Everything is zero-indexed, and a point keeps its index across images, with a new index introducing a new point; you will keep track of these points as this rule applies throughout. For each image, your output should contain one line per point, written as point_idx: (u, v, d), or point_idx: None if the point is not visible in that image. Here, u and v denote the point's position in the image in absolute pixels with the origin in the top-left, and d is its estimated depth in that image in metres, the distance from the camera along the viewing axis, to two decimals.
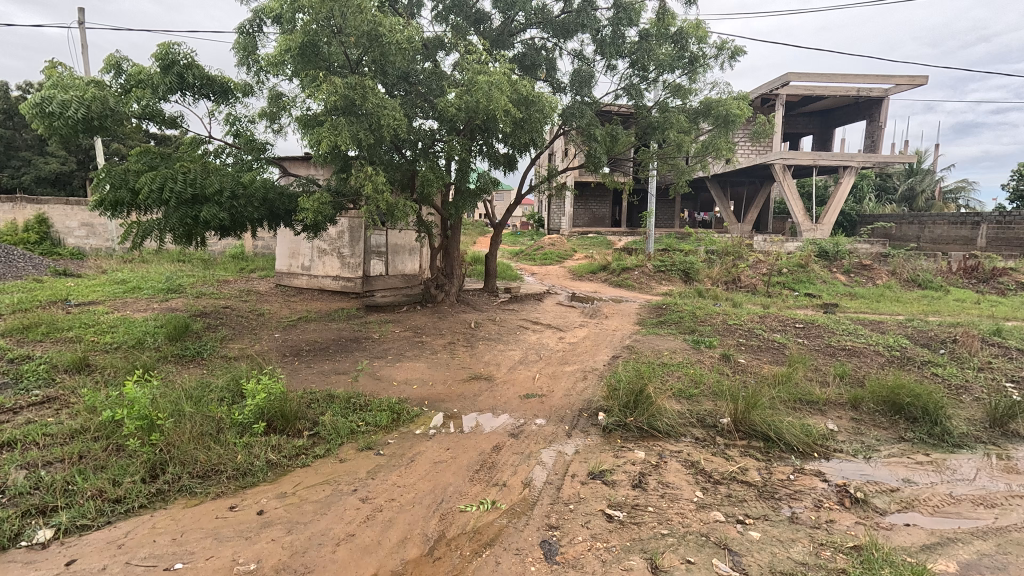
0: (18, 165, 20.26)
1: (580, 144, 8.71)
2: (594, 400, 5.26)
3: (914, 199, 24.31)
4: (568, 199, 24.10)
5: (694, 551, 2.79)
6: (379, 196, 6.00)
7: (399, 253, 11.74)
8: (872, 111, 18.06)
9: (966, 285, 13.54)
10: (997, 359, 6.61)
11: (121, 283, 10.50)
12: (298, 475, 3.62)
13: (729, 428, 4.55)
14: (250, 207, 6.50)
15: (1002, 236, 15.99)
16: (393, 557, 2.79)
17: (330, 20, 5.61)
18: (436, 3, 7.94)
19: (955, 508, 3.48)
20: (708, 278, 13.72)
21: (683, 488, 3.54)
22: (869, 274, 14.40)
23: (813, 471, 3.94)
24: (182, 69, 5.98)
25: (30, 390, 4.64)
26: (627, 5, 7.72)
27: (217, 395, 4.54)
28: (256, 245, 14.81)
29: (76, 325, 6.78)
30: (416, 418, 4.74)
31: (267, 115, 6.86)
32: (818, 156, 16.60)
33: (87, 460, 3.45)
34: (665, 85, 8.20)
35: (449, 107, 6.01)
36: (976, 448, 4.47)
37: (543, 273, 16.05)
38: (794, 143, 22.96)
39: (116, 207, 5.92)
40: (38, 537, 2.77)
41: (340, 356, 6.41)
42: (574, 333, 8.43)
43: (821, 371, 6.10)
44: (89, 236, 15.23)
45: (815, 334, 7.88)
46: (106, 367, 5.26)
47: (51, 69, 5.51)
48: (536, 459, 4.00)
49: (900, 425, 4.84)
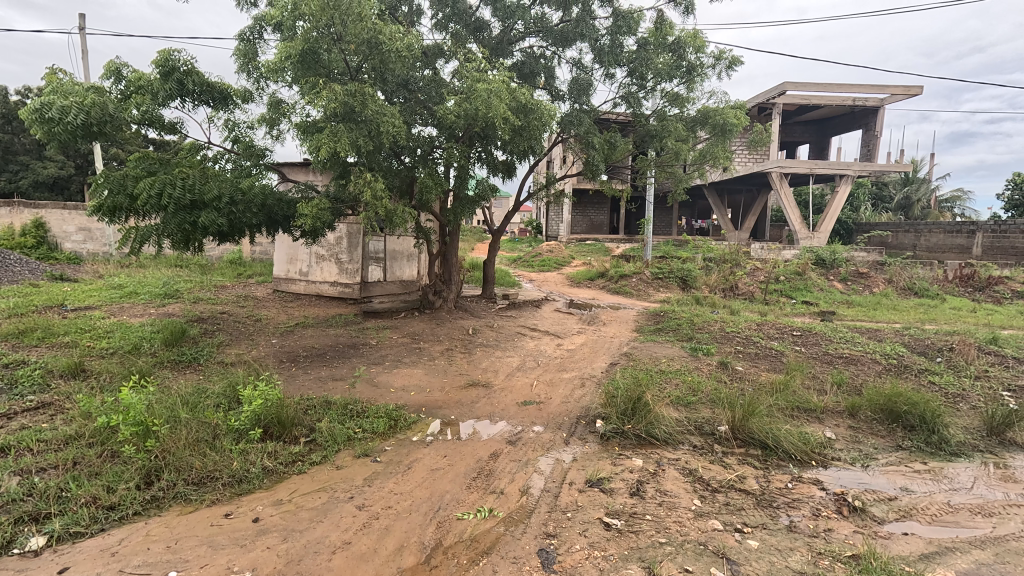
0: (16, 169, 20.23)
1: (578, 152, 8.74)
2: (592, 407, 5.25)
3: (910, 207, 24.46)
4: (566, 205, 24.20)
5: (693, 560, 2.78)
6: (378, 202, 6.00)
7: (397, 258, 11.72)
8: (868, 120, 18.20)
9: (963, 294, 13.59)
10: (994, 368, 6.63)
11: (118, 288, 10.49)
12: (294, 482, 3.60)
13: (727, 436, 4.54)
14: (248, 213, 6.50)
15: (997, 244, 16.04)
16: (389, 566, 2.77)
17: (330, 28, 5.67)
18: (436, 12, 8.00)
19: (953, 517, 3.47)
20: (706, 285, 13.75)
21: (680, 496, 3.53)
22: (865, 282, 14.47)
23: (811, 479, 3.94)
24: (182, 76, 6.00)
25: (25, 395, 4.62)
26: (626, 14, 7.83)
27: (213, 401, 4.52)
28: (254, 250, 14.80)
29: (73, 330, 6.76)
30: (413, 425, 4.72)
31: (266, 120, 6.87)
32: (815, 164, 16.70)
33: (81, 466, 3.43)
34: (663, 93, 8.27)
35: (448, 114, 6.03)
36: (974, 457, 4.48)
37: (541, 280, 16.08)
38: (791, 151, 23.12)
39: (115, 212, 5.93)
40: (30, 544, 2.74)
41: (337, 363, 6.39)
42: (572, 340, 8.43)
43: (818, 379, 6.10)
44: (86, 240, 15.18)
45: (812, 342, 7.89)
46: (102, 373, 5.25)
47: (52, 75, 5.53)
48: (534, 467, 3.99)
49: (898, 433, 4.84)
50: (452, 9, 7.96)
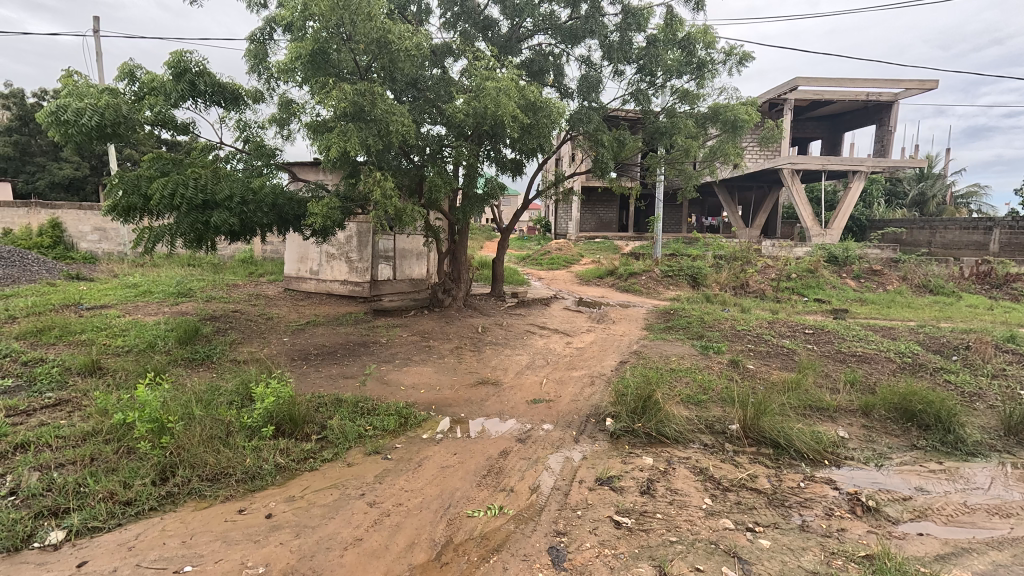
0: (33, 170, 20.61)
1: (587, 150, 8.63)
2: (602, 405, 5.23)
3: (924, 204, 24.10)
4: (574, 203, 24.09)
5: (703, 559, 2.78)
6: (388, 201, 6.01)
7: (407, 257, 11.74)
8: (882, 114, 17.96)
9: (979, 292, 13.34)
10: (1011, 366, 6.50)
11: (133, 287, 10.60)
12: (306, 479, 3.64)
13: (739, 435, 4.50)
14: (260, 212, 6.51)
15: (1015, 241, 15.77)
16: (401, 562, 2.80)
17: (340, 28, 5.69)
18: (445, 11, 8.05)
19: (970, 518, 3.42)
20: (716, 283, 13.69)
21: (691, 495, 3.51)
22: (879, 279, 14.26)
23: (823, 479, 3.90)
24: (194, 77, 6.09)
25: (43, 392, 4.71)
26: (636, 11, 7.78)
27: (226, 398, 4.58)
28: (265, 249, 14.95)
29: (90, 329, 6.88)
30: (423, 422, 4.74)
31: (276, 120, 6.93)
32: (828, 159, 16.40)
33: (98, 462, 3.49)
34: (673, 90, 8.18)
35: (457, 113, 6.04)
36: (990, 457, 4.41)
37: (551, 278, 16.10)
38: (802, 146, 22.91)
39: (129, 212, 6.01)
40: (50, 539, 2.80)
41: (349, 361, 6.44)
42: (581, 338, 8.40)
43: (831, 378, 6.03)
44: (101, 240, 15.31)
45: (825, 340, 7.81)
46: (118, 370, 5.34)
47: (68, 78, 5.61)
48: (543, 464, 3.99)
49: (913, 432, 4.77)
50: (462, 7, 8.00)
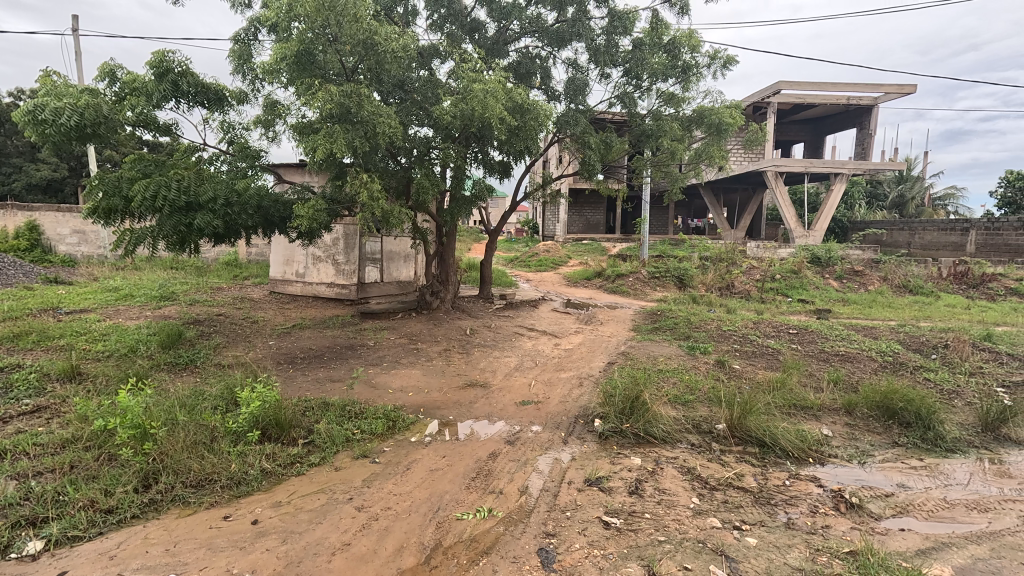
0: (9, 171, 20.13)
1: (574, 152, 8.67)
2: (591, 406, 5.25)
3: (903, 206, 24.68)
4: (562, 205, 24.20)
5: (692, 558, 2.80)
6: (375, 203, 5.98)
7: (394, 259, 11.68)
8: (863, 118, 18.34)
9: (957, 291, 13.68)
10: (987, 364, 6.68)
11: (113, 291, 10.38)
12: (293, 484, 3.60)
13: (725, 434, 4.55)
14: (245, 214, 6.42)
15: (991, 242, 16.20)
16: (389, 566, 2.78)
17: (326, 29, 5.66)
18: (432, 13, 8.02)
19: (949, 513, 3.50)
20: (703, 284, 13.85)
21: (679, 494, 3.54)
22: (861, 280, 14.54)
23: (808, 477, 3.96)
24: (177, 77, 6.00)
25: (20, 398, 4.59)
26: (622, 14, 7.86)
27: (210, 403, 4.51)
28: (250, 252, 14.76)
29: (68, 333, 6.72)
30: (411, 425, 4.71)
31: (261, 122, 6.86)
32: (811, 162, 16.68)
33: (78, 470, 3.41)
34: (658, 93, 8.27)
35: (444, 115, 6.03)
36: (969, 453, 4.53)
37: (539, 280, 16.13)
38: (785, 149, 23.30)
39: (110, 214, 5.89)
40: (28, 548, 2.73)
41: (335, 364, 6.37)
42: (570, 339, 8.43)
43: (815, 377, 6.14)
44: (81, 243, 14.99)
45: (809, 340, 7.95)
46: (98, 376, 5.22)
47: (46, 77, 5.49)
48: (533, 466, 3.99)
49: (894, 429, 4.87)
50: (449, 9, 7.98)
